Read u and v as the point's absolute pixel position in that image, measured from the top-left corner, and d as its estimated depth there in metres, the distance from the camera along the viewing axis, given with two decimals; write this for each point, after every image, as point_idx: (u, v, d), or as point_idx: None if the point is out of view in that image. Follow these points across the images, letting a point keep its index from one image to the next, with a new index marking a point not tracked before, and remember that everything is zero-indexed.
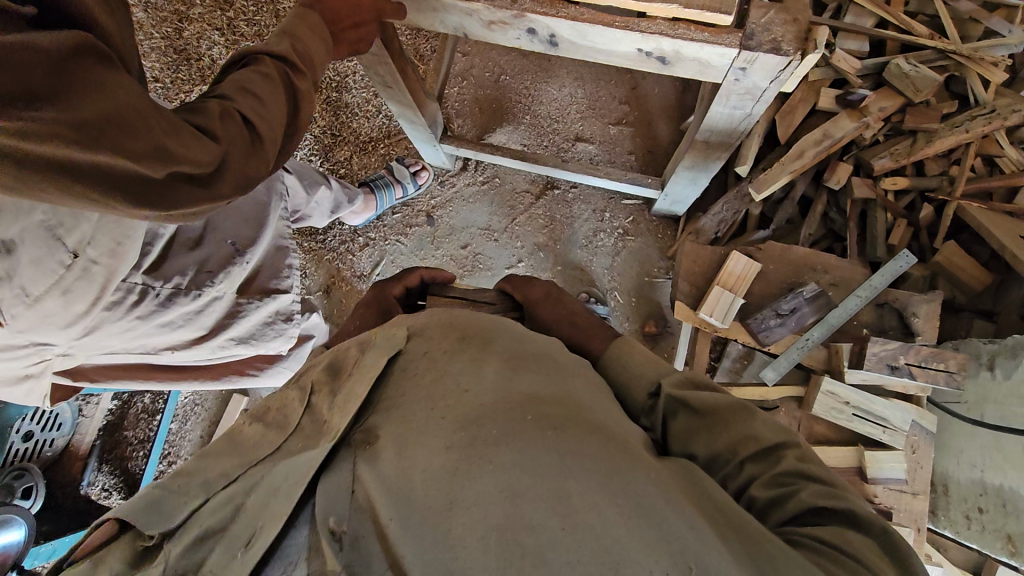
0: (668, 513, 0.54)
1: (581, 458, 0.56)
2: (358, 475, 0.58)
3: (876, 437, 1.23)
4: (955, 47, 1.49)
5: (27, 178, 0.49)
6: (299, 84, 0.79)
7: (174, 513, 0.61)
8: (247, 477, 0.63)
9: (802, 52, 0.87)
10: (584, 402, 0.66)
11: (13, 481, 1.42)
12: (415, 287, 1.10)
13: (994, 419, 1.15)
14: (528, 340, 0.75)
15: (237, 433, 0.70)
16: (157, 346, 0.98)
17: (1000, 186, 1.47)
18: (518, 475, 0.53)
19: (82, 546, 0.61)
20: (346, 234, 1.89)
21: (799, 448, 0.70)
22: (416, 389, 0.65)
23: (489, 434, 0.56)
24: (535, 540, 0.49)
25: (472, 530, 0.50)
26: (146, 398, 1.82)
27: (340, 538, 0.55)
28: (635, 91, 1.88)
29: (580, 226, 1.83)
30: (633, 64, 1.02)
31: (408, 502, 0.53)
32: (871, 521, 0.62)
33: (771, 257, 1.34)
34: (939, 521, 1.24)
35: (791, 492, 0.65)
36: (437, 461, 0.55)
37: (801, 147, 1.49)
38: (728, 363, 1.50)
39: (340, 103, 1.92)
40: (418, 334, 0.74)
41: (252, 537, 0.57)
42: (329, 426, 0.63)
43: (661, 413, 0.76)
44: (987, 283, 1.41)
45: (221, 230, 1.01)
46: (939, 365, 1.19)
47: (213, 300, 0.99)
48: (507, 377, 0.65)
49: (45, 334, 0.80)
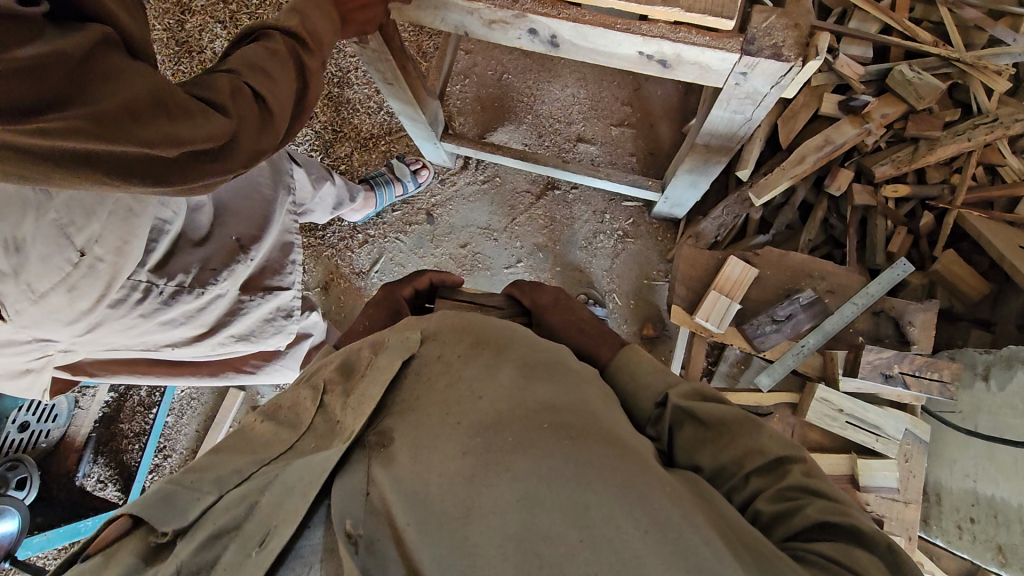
0: (685, 529, 0.54)
1: (598, 469, 0.56)
2: (373, 477, 0.60)
3: (869, 446, 1.23)
4: (959, 55, 1.48)
5: (60, 170, 0.53)
6: (308, 61, 0.78)
7: (186, 510, 0.61)
8: (261, 476, 0.64)
9: (803, 59, 0.87)
10: (593, 403, 0.65)
11: (7, 472, 1.42)
12: (425, 290, 1.09)
13: (989, 429, 1.16)
14: (541, 346, 0.72)
15: (247, 428, 0.72)
16: (163, 342, 0.99)
17: (1001, 196, 1.47)
18: (535, 484, 0.55)
19: (96, 541, 0.63)
20: (345, 230, 1.89)
21: (806, 463, 0.71)
22: (433, 392, 0.66)
23: (506, 442, 0.58)
24: (553, 551, 0.52)
25: (491, 538, 0.52)
26: (143, 391, 1.82)
27: (356, 541, 0.56)
28: (637, 93, 1.88)
29: (580, 227, 1.82)
30: (634, 66, 1.01)
31: (425, 507, 0.56)
32: (876, 537, 0.62)
33: (768, 262, 1.32)
34: (930, 530, 1.23)
35: (796, 507, 0.66)
36: (455, 467, 0.57)
37: (802, 153, 1.49)
38: (725, 367, 1.53)
39: (341, 100, 1.92)
40: (432, 337, 0.72)
41: (267, 536, 0.58)
42: (343, 427, 0.65)
43: (667, 424, 0.75)
44: (985, 293, 1.41)
45: (222, 226, 1.00)
46: (933, 375, 1.19)
47: (218, 296, 0.98)
48: (522, 385, 0.65)
49: (49, 330, 0.82)
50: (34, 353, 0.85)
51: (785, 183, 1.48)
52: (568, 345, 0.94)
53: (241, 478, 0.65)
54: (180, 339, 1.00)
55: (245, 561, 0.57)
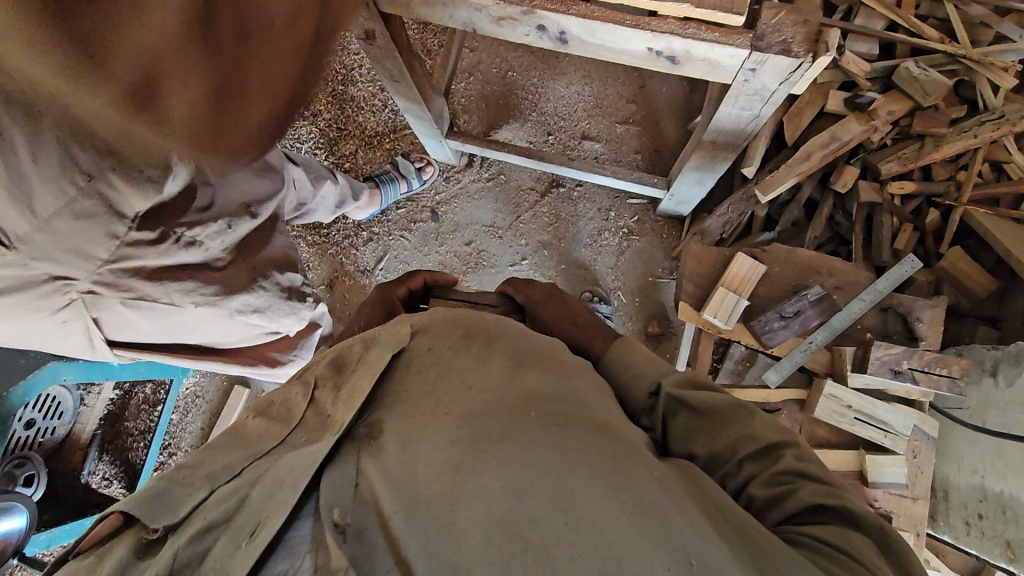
0: (671, 513, 0.55)
1: (585, 457, 0.57)
2: (363, 468, 0.60)
3: (878, 442, 1.23)
4: (965, 52, 1.49)
5: None
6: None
7: (179, 504, 0.61)
8: (252, 470, 0.64)
9: (813, 54, 0.87)
10: (586, 396, 0.68)
11: (14, 469, 1.41)
12: (419, 290, 1.10)
13: (997, 425, 1.15)
14: (532, 340, 0.75)
15: (241, 426, 0.72)
16: (181, 294, 0.91)
17: (1007, 193, 1.46)
18: (522, 468, 0.55)
19: (86, 539, 0.61)
20: (349, 228, 1.89)
21: (797, 447, 0.71)
22: (423, 386, 0.67)
23: (493, 430, 0.59)
24: (538, 535, 0.51)
25: (475, 524, 0.52)
26: (148, 389, 1.88)
27: (344, 530, 0.55)
28: (642, 90, 1.88)
29: (585, 225, 1.82)
30: (643, 63, 1.01)
31: (411, 494, 0.55)
32: (869, 518, 0.63)
33: (775, 258, 1.33)
34: (938, 527, 1.24)
35: (789, 491, 0.66)
36: (442, 454, 0.57)
37: (807, 150, 1.48)
38: (730, 364, 1.53)
39: (346, 97, 1.92)
40: (423, 331, 0.76)
41: (257, 528, 0.56)
42: (334, 420, 0.66)
43: (660, 414, 0.76)
44: (991, 290, 1.41)
45: (237, 191, 1.00)
46: (943, 370, 1.19)
47: (222, 254, 0.98)
48: (511, 374, 0.67)
49: (62, 266, 0.77)
50: (57, 301, 0.82)
51: (790, 181, 1.46)
52: (566, 342, 0.94)
53: (230, 475, 0.64)
54: (201, 292, 0.93)
55: (234, 552, 0.55)
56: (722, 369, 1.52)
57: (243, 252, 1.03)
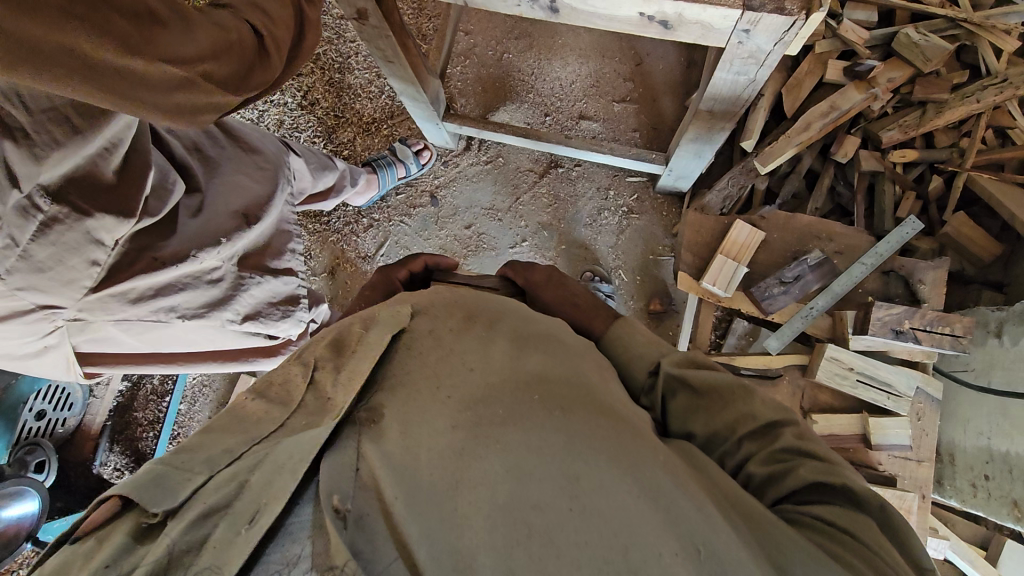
0: (677, 497, 0.56)
1: (590, 443, 0.58)
2: (363, 452, 0.61)
3: (881, 404, 1.22)
4: (966, 15, 1.46)
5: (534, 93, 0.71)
6: (306, 11, 0.80)
7: (178, 491, 0.58)
8: (250, 455, 0.62)
9: (806, 11, 0.85)
10: (588, 377, 0.67)
11: (25, 456, 1.46)
12: (420, 273, 1.09)
13: (1002, 384, 1.15)
14: (537, 322, 0.75)
15: (238, 407, 0.70)
16: (168, 310, 0.95)
17: (1012, 158, 1.44)
18: (524, 455, 0.57)
19: (86, 522, 0.59)
20: (350, 215, 1.90)
21: (797, 425, 0.70)
22: (424, 367, 0.68)
23: (497, 413, 0.60)
24: (542, 520, 0.53)
25: (479, 510, 0.54)
26: (156, 379, 1.84)
27: (344, 516, 0.56)
28: (639, 67, 1.86)
29: (584, 205, 1.82)
30: (635, 29, 1.00)
31: (414, 480, 0.57)
32: (871, 497, 0.61)
33: (776, 225, 1.32)
34: (946, 491, 1.25)
35: (789, 468, 0.65)
36: (446, 440, 0.59)
37: (807, 119, 1.47)
38: (733, 339, 1.54)
39: (343, 85, 1.94)
40: (423, 312, 0.75)
41: (256, 514, 0.57)
42: (333, 404, 0.66)
43: (660, 392, 0.75)
44: (997, 254, 1.40)
45: (226, 200, 1.04)
46: (944, 329, 1.17)
47: (220, 265, 1.02)
48: (514, 359, 0.67)
49: (46, 294, 0.79)
50: (43, 329, 0.83)
51: (791, 150, 1.45)
52: (569, 323, 0.93)
53: (233, 457, 0.62)
54: (191, 305, 0.98)
55: (233, 540, 0.55)
56: (726, 344, 1.54)
57: (241, 261, 1.07)
